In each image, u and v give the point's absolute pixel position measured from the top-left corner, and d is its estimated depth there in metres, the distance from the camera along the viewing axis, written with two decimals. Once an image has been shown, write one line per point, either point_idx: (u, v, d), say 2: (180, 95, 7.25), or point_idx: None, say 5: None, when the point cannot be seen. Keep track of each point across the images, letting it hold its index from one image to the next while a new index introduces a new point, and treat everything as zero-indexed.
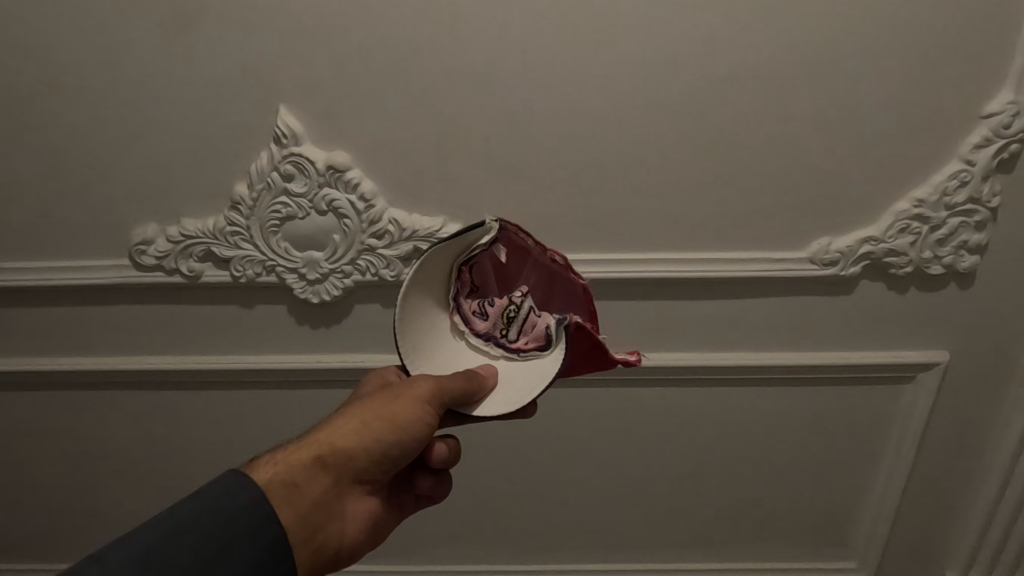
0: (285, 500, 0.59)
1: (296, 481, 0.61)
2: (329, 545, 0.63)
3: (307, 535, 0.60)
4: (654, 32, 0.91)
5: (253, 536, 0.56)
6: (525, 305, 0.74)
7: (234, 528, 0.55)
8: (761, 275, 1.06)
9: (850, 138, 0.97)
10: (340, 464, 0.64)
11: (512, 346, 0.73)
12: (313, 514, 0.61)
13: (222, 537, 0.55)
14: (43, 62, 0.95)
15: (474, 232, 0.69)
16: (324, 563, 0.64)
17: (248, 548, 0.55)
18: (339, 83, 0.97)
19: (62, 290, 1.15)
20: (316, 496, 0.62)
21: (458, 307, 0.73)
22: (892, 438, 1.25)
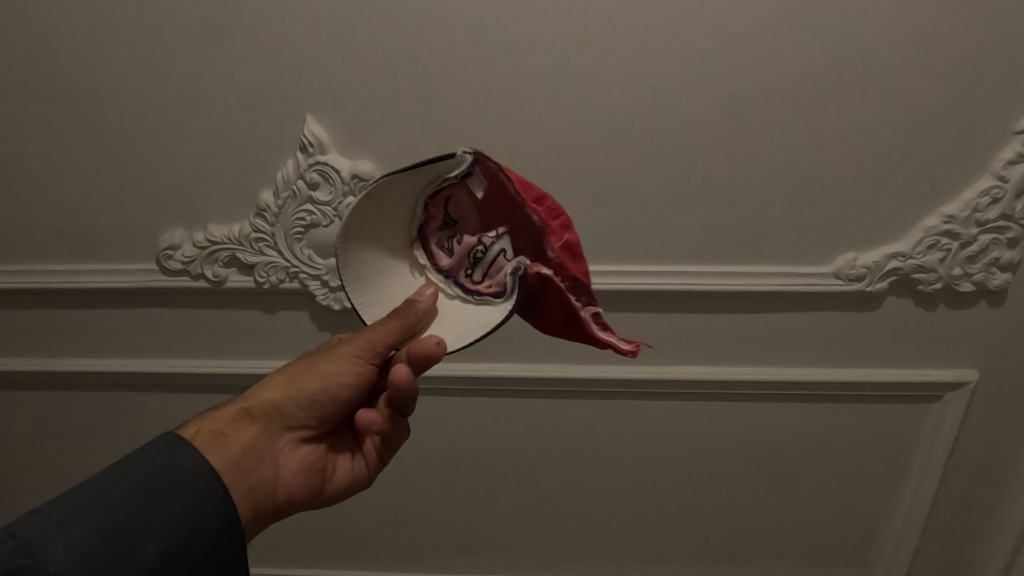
0: (211, 446, 0.55)
1: (221, 431, 0.57)
2: (268, 496, 0.58)
3: (244, 481, 0.55)
4: (685, 41, 0.87)
5: (186, 476, 0.50)
6: (497, 248, 0.56)
7: (176, 472, 0.50)
8: (787, 289, 1.04)
9: (889, 153, 0.92)
10: (270, 415, 0.61)
11: (473, 290, 0.57)
12: (248, 461, 0.57)
13: (164, 481, 0.49)
14: (74, 69, 0.96)
15: (442, 163, 0.53)
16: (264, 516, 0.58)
17: (182, 488, 0.50)
18: (361, 91, 0.95)
19: (91, 291, 1.17)
20: (247, 444, 0.58)
21: (420, 238, 0.58)
22: (918, 459, 1.21)
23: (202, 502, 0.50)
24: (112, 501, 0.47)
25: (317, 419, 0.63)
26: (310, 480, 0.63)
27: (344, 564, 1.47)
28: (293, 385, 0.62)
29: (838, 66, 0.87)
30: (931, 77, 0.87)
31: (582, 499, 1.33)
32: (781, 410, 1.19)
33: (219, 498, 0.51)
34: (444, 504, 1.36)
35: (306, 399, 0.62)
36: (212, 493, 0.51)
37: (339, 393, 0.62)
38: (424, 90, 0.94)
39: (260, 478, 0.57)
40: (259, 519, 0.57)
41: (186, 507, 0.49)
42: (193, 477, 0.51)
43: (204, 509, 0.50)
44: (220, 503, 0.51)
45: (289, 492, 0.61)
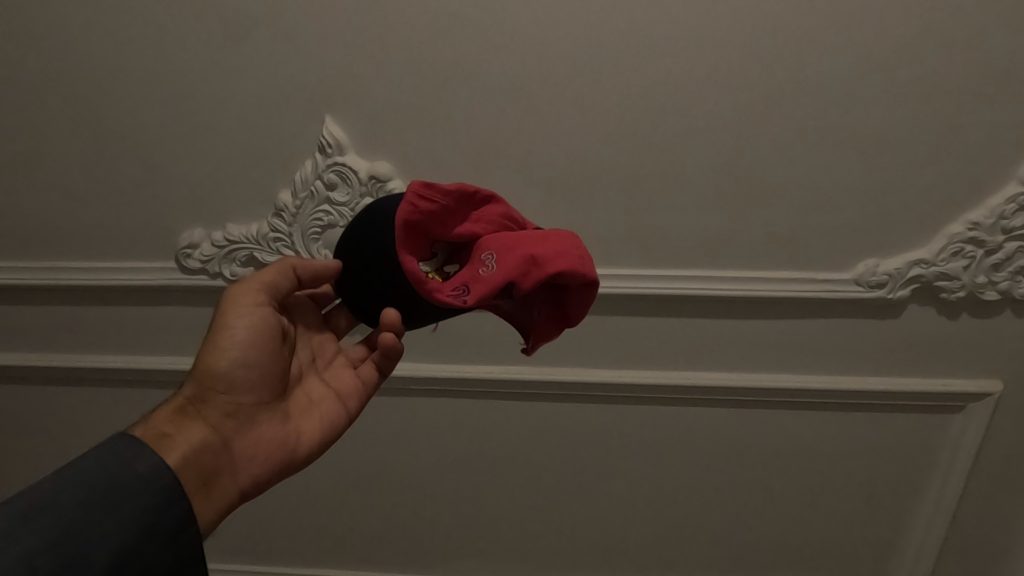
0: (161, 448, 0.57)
1: (162, 432, 0.59)
2: (225, 481, 0.61)
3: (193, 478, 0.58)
4: (707, 44, 0.87)
5: (145, 477, 0.51)
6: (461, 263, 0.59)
7: (133, 473, 0.51)
8: (806, 295, 1.03)
9: (914, 158, 0.91)
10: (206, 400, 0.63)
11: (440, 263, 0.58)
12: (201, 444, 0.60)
13: (119, 482, 0.50)
14: (99, 70, 0.97)
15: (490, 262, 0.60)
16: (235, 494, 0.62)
17: (140, 494, 0.50)
18: (380, 92, 0.95)
19: (112, 289, 1.18)
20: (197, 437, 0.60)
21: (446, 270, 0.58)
22: (940, 469, 1.19)
23: (157, 505, 0.51)
24: (66, 506, 0.47)
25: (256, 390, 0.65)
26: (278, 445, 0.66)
27: (356, 566, 1.47)
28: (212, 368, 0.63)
29: (861, 71, 0.86)
30: (957, 82, 0.86)
31: (595, 504, 1.32)
32: (799, 418, 1.18)
33: (176, 499, 0.52)
34: (456, 506, 1.36)
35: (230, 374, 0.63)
36: (167, 495, 0.52)
37: (250, 361, 0.64)
38: (441, 92, 0.94)
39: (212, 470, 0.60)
40: (224, 501, 0.61)
41: (141, 512, 0.50)
42: (148, 481, 0.51)
43: (159, 511, 0.51)
44: (176, 504, 0.52)
45: (256, 466, 0.64)
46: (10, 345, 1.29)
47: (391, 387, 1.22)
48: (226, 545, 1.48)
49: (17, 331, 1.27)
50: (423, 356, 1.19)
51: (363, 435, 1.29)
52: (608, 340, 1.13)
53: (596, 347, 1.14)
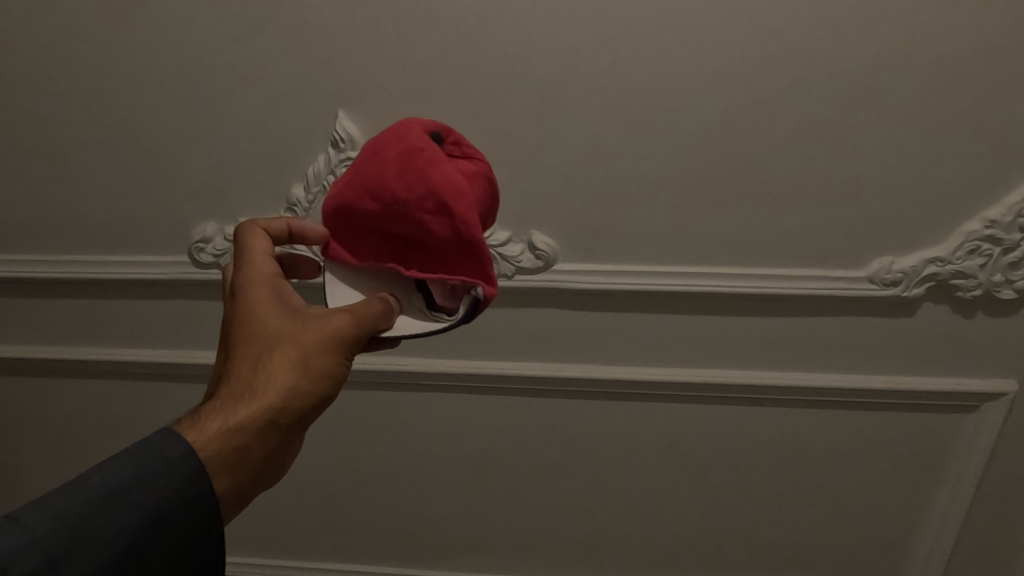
0: (236, 470, 0.52)
1: (240, 447, 0.52)
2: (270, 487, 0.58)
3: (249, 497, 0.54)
4: (721, 40, 0.86)
5: (191, 498, 0.49)
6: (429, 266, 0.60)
7: (179, 493, 0.48)
8: (818, 293, 1.02)
9: (930, 156, 0.90)
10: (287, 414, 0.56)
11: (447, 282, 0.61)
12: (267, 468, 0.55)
13: (166, 503, 0.47)
14: (114, 65, 0.98)
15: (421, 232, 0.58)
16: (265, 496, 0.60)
17: (183, 515, 0.48)
18: (393, 88, 0.95)
19: (125, 282, 1.19)
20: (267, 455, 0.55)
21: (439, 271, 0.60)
22: (953, 469, 1.18)
23: (190, 534, 0.49)
24: (110, 525, 0.45)
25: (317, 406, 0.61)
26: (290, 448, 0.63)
27: (366, 560, 1.48)
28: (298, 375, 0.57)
29: (879, 67, 0.85)
30: (977, 79, 0.85)
31: (604, 501, 1.32)
32: (811, 417, 1.17)
33: (211, 528, 0.50)
34: (465, 501, 1.36)
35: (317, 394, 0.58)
36: (208, 520, 0.49)
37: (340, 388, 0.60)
38: (454, 87, 0.94)
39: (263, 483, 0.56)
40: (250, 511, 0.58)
41: (180, 534, 0.48)
42: (190, 506, 0.48)
43: (190, 542, 0.49)
44: (209, 533, 0.50)
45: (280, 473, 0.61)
46: (24, 336, 1.30)
47: (402, 381, 1.23)
48: (235, 537, 1.49)
49: (30, 323, 1.28)
50: (433, 351, 1.19)
51: (373, 429, 1.30)
52: (619, 337, 1.13)
53: (607, 343, 1.14)
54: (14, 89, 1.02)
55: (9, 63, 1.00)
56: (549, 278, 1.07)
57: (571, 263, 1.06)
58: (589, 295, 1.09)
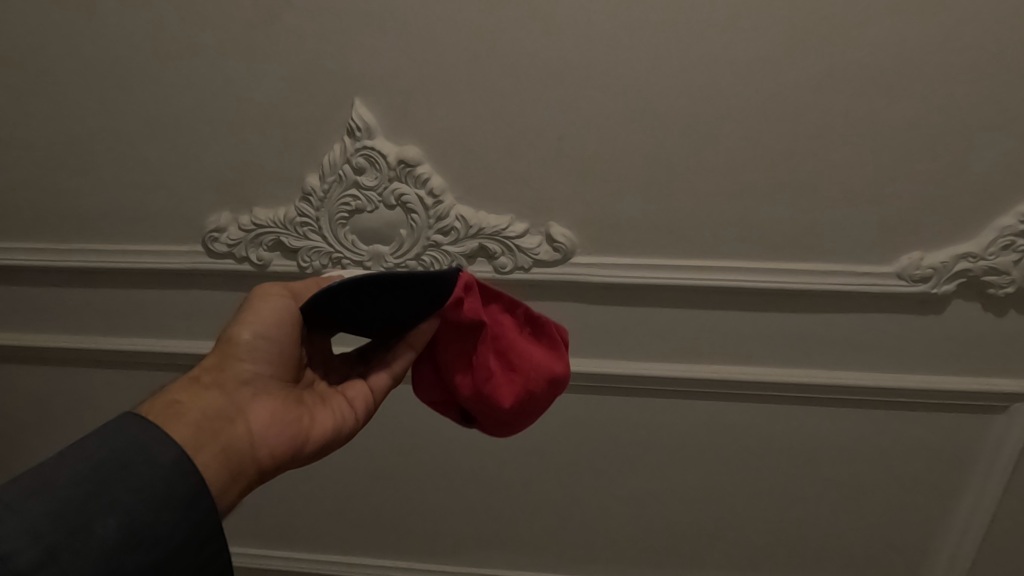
0: (167, 415, 0.52)
1: (169, 402, 0.54)
2: (236, 451, 0.55)
3: (209, 443, 0.52)
4: (750, 27, 0.83)
5: (150, 449, 0.47)
6: None
7: (135, 447, 0.46)
8: (842, 289, 1.00)
9: (964, 149, 0.88)
10: (222, 378, 0.59)
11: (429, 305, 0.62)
12: (207, 421, 0.54)
13: (120, 456, 0.45)
14: (128, 51, 0.96)
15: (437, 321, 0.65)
16: (245, 472, 0.55)
17: (145, 466, 0.46)
18: (412, 76, 0.93)
19: (138, 272, 1.19)
20: (211, 408, 0.55)
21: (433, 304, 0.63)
22: (979, 471, 1.16)
23: (163, 480, 0.45)
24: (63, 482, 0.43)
25: (271, 371, 0.61)
26: (290, 428, 0.61)
27: (376, 553, 1.47)
28: (228, 345, 0.60)
29: (912, 57, 0.83)
30: (1015, 69, 0.82)
31: (619, 498, 1.30)
32: (832, 417, 1.15)
33: (185, 472, 0.47)
34: (478, 496, 1.35)
35: (248, 351, 0.60)
36: (179, 465, 0.47)
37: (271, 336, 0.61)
38: (473, 75, 0.92)
39: (228, 437, 0.54)
40: (242, 480, 0.54)
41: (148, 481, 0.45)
42: (148, 454, 0.46)
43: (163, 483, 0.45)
44: (185, 477, 0.46)
45: (270, 445, 0.58)
46: (37, 326, 1.30)
47: None
48: (247, 530, 1.49)
49: (44, 313, 1.28)
50: None
51: (385, 424, 1.28)
52: (638, 332, 1.11)
53: (626, 339, 1.12)
54: (28, 77, 1.01)
55: (22, 51, 0.99)
56: (567, 271, 1.05)
57: (590, 256, 1.04)
58: (609, 289, 1.07)
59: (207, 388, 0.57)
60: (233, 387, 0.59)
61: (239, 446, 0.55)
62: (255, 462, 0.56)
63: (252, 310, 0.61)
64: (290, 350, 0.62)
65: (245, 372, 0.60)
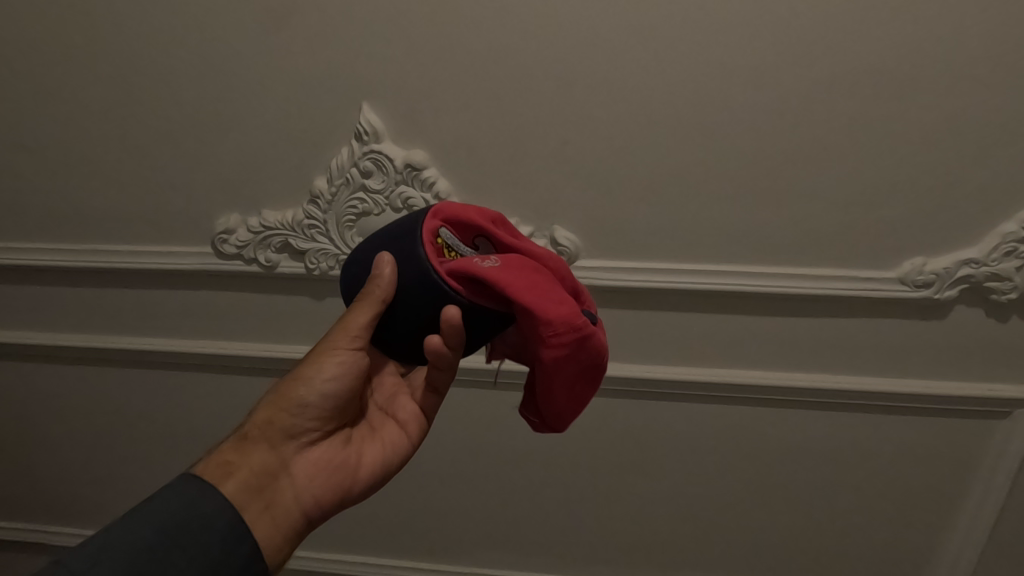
0: (220, 473, 0.56)
1: (225, 459, 0.58)
2: (283, 503, 0.58)
3: (253, 504, 0.56)
4: (752, 36, 0.84)
5: (208, 516, 0.52)
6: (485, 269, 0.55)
7: (197, 509, 0.51)
8: (844, 294, 1.00)
9: (966, 156, 0.88)
10: (271, 431, 0.61)
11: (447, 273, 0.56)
12: (258, 478, 0.58)
13: (184, 517, 0.50)
14: (141, 57, 0.98)
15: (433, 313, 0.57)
16: (292, 525, 0.59)
17: (205, 528, 0.51)
18: (420, 81, 0.95)
19: (147, 273, 1.20)
20: (256, 466, 0.58)
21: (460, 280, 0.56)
22: (982, 476, 1.16)
23: (227, 542, 0.51)
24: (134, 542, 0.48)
25: (323, 420, 0.63)
26: (339, 475, 0.63)
27: (380, 552, 1.48)
28: (282, 399, 0.62)
29: (915, 65, 0.83)
30: (1017, 75, 0.82)
31: (622, 500, 1.31)
32: (835, 421, 1.15)
33: (242, 536, 0.53)
34: (482, 496, 1.36)
35: (301, 405, 0.62)
36: (235, 530, 0.52)
37: (325, 390, 0.62)
38: (479, 80, 0.93)
39: (271, 495, 0.58)
40: (285, 540, 0.58)
41: (209, 542, 0.51)
42: (209, 521, 0.51)
43: (228, 548, 0.51)
44: (242, 542, 0.52)
45: (317, 495, 0.61)
46: (48, 325, 1.32)
47: None
48: None
49: (55, 312, 1.30)
50: None
51: None
52: (639, 335, 1.12)
53: (630, 342, 1.13)
54: (40, 80, 1.02)
55: (37, 56, 1.00)
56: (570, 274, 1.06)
57: (594, 259, 1.05)
58: (612, 292, 1.08)
59: (255, 444, 0.60)
60: (280, 441, 0.61)
61: (282, 503, 0.58)
62: (300, 516, 0.60)
63: (311, 368, 0.62)
64: (345, 397, 0.63)
65: (293, 426, 0.62)
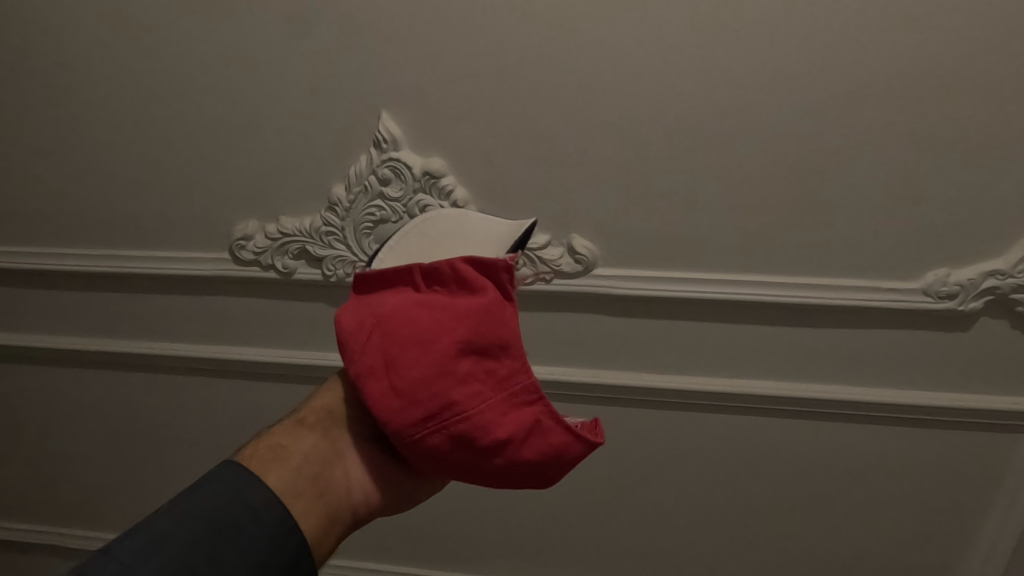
0: (272, 458, 0.58)
1: (278, 445, 0.60)
2: (337, 494, 0.60)
3: (308, 490, 0.58)
4: (773, 45, 0.84)
5: (254, 511, 0.54)
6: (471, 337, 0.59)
7: (242, 504, 0.54)
8: (865, 304, 0.99)
9: (991, 166, 0.87)
10: (328, 421, 0.63)
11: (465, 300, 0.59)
12: (310, 465, 0.59)
13: (229, 513, 0.53)
14: (162, 64, 0.99)
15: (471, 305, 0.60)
16: (342, 515, 0.60)
17: (251, 523, 0.53)
18: (440, 90, 0.95)
19: (165, 278, 1.21)
20: (309, 453, 0.60)
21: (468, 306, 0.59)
22: (1005, 490, 1.14)
23: (274, 536, 0.54)
24: (183, 537, 0.51)
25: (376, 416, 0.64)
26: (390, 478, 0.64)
27: (393, 559, 1.48)
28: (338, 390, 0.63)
29: (938, 76, 0.83)
30: None
31: (636, 511, 1.30)
32: (854, 433, 1.14)
33: (290, 530, 0.55)
34: (496, 505, 1.35)
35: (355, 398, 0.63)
36: (281, 526, 0.54)
37: None
38: (498, 88, 0.93)
39: (326, 482, 0.59)
40: (333, 529, 0.59)
41: (254, 538, 0.53)
42: (255, 516, 0.54)
43: (277, 539, 0.54)
44: (290, 535, 0.55)
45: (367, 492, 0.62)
46: (67, 329, 1.33)
47: None
48: None
49: (72, 316, 1.31)
50: None
51: None
52: (657, 343, 1.11)
53: (646, 351, 1.12)
54: (64, 87, 1.04)
55: (60, 64, 1.02)
56: (588, 283, 1.06)
57: (611, 267, 1.05)
58: (628, 301, 1.08)
59: (308, 432, 0.62)
60: (336, 431, 0.63)
61: (336, 493, 0.60)
62: (349, 509, 0.61)
63: None
64: None
65: (352, 421, 0.64)
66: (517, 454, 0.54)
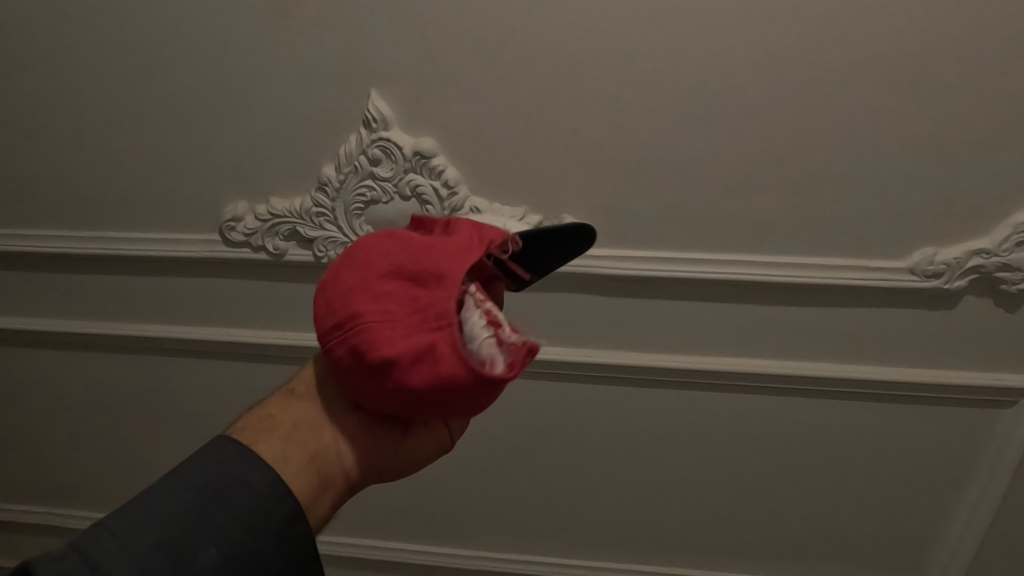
0: (258, 427, 0.49)
1: (266, 413, 0.50)
2: (330, 464, 0.50)
3: (296, 459, 0.48)
4: (764, 26, 0.84)
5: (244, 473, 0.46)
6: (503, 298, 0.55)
7: (231, 466, 0.46)
8: (853, 283, 1.00)
9: (979, 146, 0.88)
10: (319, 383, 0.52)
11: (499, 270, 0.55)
12: (299, 432, 0.49)
13: (216, 476, 0.45)
14: (146, 43, 0.97)
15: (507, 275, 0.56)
16: (335, 485, 0.50)
17: (241, 486, 0.45)
18: (430, 70, 0.94)
19: (155, 260, 1.21)
20: (298, 419, 0.50)
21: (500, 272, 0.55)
22: (986, 463, 1.16)
23: (268, 499, 0.45)
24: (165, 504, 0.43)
25: None
26: (389, 447, 0.52)
27: (387, 535, 1.50)
28: None
29: (927, 56, 0.83)
30: None
31: (628, 486, 1.32)
32: (841, 409, 1.16)
33: (281, 495, 0.46)
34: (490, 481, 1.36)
35: None
36: (275, 488, 0.46)
37: None
38: (488, 67, 0.92)
39: (319, 448, 0.49)
40: (329, 499, 0.50)
41: (247, 501, 0.45)
42: (246, 479, 0.45)
43: (271, 503, 0.45)
44: (282, 500, 0.46)
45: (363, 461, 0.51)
46: (56, 312, 1.32)
47: None
48: None
49: (61, 299, 1.30)
50: None
51: None
52: (647, 322, 1.12)
53: (637, 330, 1.13)
54: (45, 66, 1.02)
55: (41, 43, 1.00)
56: (579, 263, 1.06)
57: (602, 247, 1.05)
58: (619, 280, 1.08)
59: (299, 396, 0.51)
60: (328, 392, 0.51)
61: (329, 460, 0.50)
62: (345, 478, 0.51)
63: None
64: None
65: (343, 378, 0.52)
66: (408, 378, 0.42)
